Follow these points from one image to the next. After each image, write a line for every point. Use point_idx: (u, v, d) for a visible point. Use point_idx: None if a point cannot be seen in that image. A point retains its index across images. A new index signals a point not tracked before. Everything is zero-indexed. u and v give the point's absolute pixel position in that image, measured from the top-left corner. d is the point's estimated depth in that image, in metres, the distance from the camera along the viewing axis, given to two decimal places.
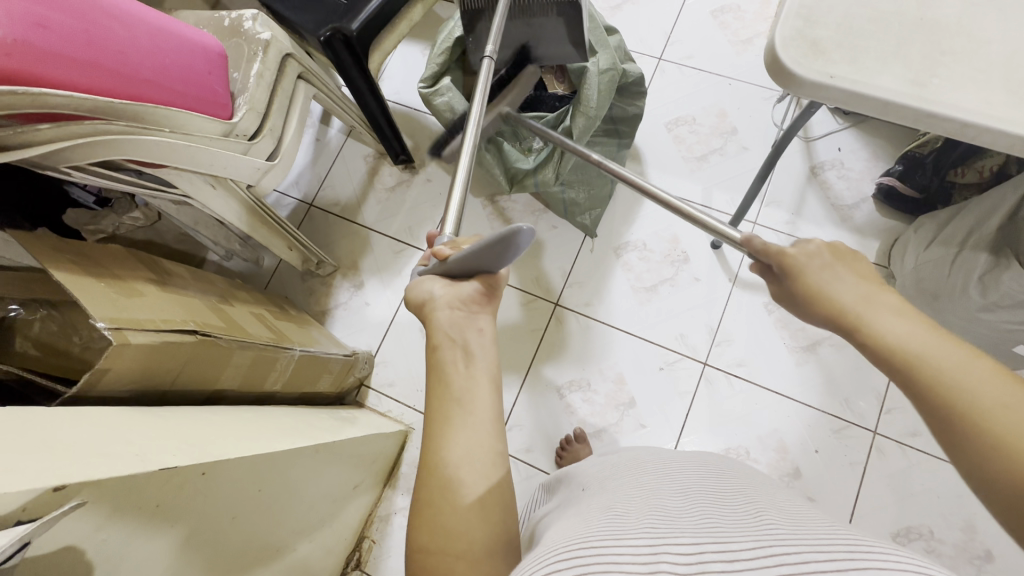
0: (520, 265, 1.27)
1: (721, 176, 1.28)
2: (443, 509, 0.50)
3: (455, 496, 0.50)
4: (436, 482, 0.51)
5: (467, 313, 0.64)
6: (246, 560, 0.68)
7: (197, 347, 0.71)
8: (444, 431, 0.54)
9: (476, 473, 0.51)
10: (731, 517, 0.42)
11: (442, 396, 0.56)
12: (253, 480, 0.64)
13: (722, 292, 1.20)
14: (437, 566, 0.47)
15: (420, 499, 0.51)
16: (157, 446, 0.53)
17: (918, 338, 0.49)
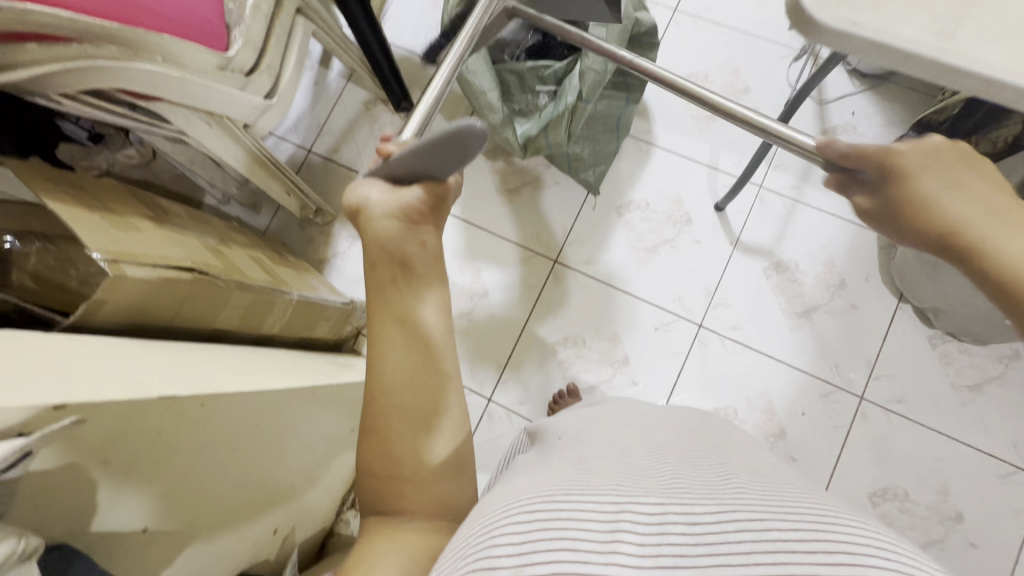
0: (521, 220, 1.26)
1: (729, 137, 1.25)
2: (390, 437, 0.51)
3: (402, 425, 0.51)
4: (382, 410, 0.52)
5: (408, 236, 0.57)
6: (245, 493, 0.70)
7: (195, 285, 0.71)
8: (393, 377, 0.52)
9: (421, 400, 0.52)
10: (710, 479, 0.43)
11: (388, 337, 0.54)
12: (251, 417, 0.65)
13: (722, 255, 1.20)
14: (387, 489, 0.50)
15: (368, 426, 0.52)
16: (157, 377, 0.53)
17: None
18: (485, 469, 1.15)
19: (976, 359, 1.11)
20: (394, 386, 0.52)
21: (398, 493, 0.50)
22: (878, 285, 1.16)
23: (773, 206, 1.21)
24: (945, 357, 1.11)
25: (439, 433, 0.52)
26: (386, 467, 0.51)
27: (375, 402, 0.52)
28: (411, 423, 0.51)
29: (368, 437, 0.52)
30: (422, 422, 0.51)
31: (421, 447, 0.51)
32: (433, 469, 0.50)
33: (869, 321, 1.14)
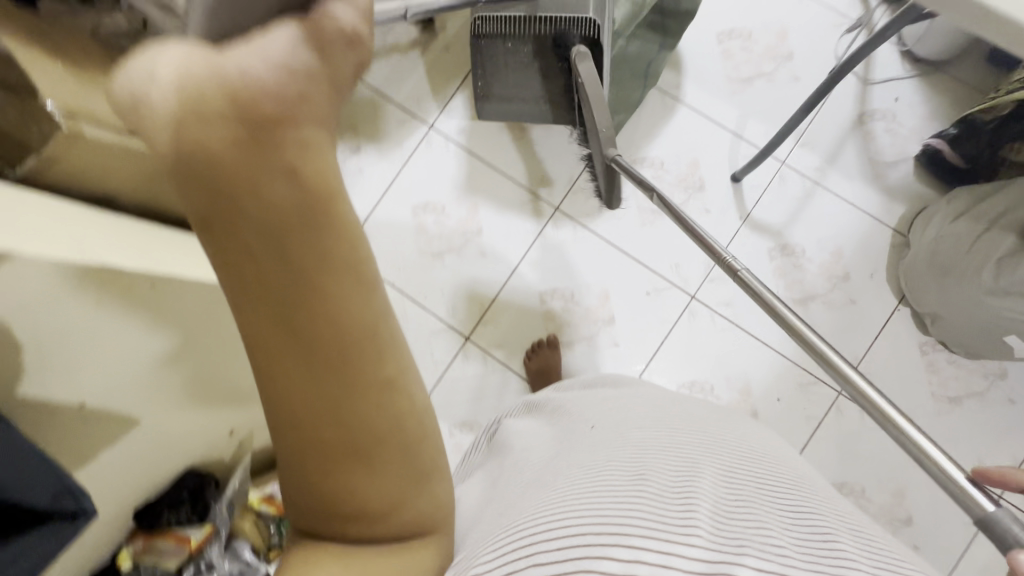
0: (529, 159, 1.19)
1: (762, 104, 1.17)
2: (323, 472, 0.31)
3: (337, 454, 0.31)
4: (294, 438, 0.30)
5: (264, 140, 0.24)
6: (200, 389, 0.68)
7: (164, 163, 0.64)
8: (300, 419, 0.30)
9: (358, 416, 0.30)
10: (733, 471, 0.45)
11: (269, 356, 0.27)
12: (212, 311, 0.61)
13: (729, 229, 1.15)
14: (339, 528, 0.34)
15: (282, 461, 0.32)
16: (109, 245, 0.49)
17: None
18: (453, 406, 1.14)
19: (963, 372, 1.09)
20: (303, 432, 0.30)
21: (361, 529, 0.34)
22: (882, 283, 1.12)
23: (792, 185, 1.15)
24: (932, 365, 1.10)
25: (387, 486, 0.34)
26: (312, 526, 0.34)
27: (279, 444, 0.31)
28: (342, 481, 0.32)
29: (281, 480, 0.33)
30: (359, 480, 0.32)
31: (376, 471, 0.32)
32: (401, 487, 0.34)
33: (865, 318, 1.11)
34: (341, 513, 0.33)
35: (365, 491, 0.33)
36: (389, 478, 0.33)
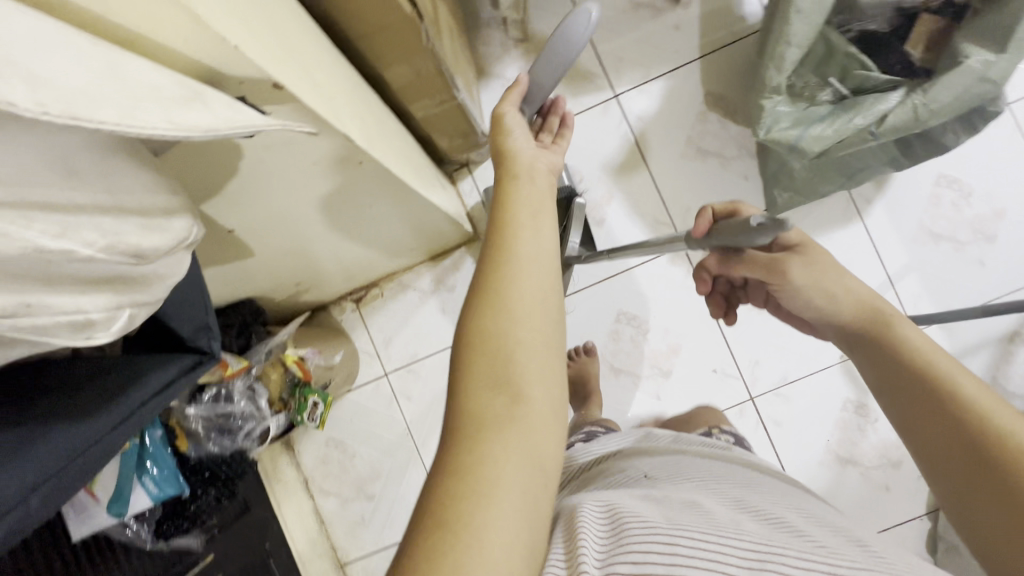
0: (685, 183, 1.11)
1: (934, 267, 1.07)
2: (501, 286, 0.43)
3: (515, 274, 0.44)
4: (500, 265, 0.45)
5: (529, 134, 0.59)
6: (302, 243, 0.65)
7: (402, 23, 0.59)
8: (501, 268, 0.45)
9: (539, 261, 0.46)
10: (766, 505, 0.47)
11: (503, 223, 0.48)
12: (370, 189, 0.57)
13: (823, 359, 1.10)
14: (493, 349, 0.41)
15: (474, 291, 0.44)
16: (334, 105, 0.43)
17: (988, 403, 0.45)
18: None
19: None
20: (498, 270, 0.45)
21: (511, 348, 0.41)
22: (924, 490, 1.07)
23: None
24: None
25: (535, 329, 0.42)
26: (483, 375, 0.40)
27: (475, 299, 0.44)
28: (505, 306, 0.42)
29: (454, 348, 0.43)
30: (512, 313, 0.42)
31: (524, 291, 0.43)
32: (535, 311, 0.43)
33: (888, 509, 1.08)
34: (497, 351, 0.41)
35: (519, 328, 0.42)
36: (531, 321, 0.42)
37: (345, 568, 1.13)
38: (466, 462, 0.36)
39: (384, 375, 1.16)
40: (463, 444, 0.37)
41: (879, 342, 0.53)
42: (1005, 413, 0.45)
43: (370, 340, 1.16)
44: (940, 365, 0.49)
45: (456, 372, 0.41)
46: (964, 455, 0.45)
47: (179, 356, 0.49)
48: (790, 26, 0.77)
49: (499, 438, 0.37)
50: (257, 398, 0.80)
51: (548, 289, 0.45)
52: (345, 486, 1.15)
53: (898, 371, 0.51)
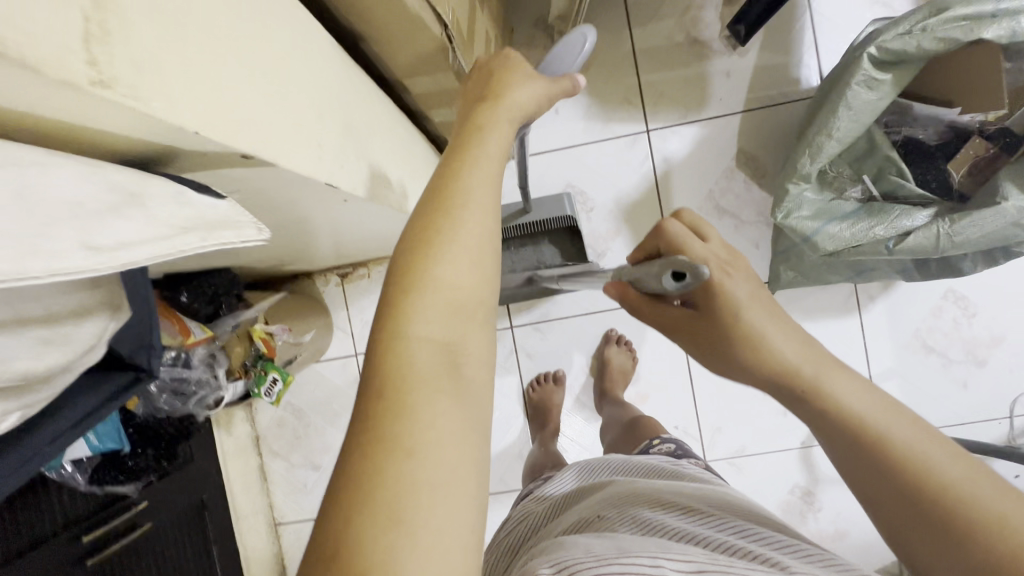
0: None
1: (915, 379, 1.06)
2: (431, 269, 0.34)
3: (447, 257, 0.34)
4: (434, 240, 0.35)
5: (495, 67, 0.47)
6: (283, 235, 0.64)
7: (430, 44, 0.56)
8: (431, 240, 0.35)
9: (472, 223, 0.36)
10: (702, 531, 0.46)
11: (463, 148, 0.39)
12: (359, 211, 0.56)
13: (782, 440, 1.09)
14: (414, 355, 0.32)
15: (400, 278, 0.34)
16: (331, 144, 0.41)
17: (866, 406, 0.39)
18: None
19: None
20: (449, 196, 0.36)
21: (434, 353, 0.32)
22: None
23: None
24: None
25: (466, 322, 0.33)
26: (428, 323, 0.32)
27: (415, 237, 0.35)
28: (435, 300, 0.33)
29: (384, 295, 0.34)
30: (457, 253, 0.34)
31: (453, 275, 0.34)
32: (464, 296, 0.34)
33: None
34: (428, 359, 0.32)
35: (449, 319, 0.33)
36: (481, 263, 0.35)
37: (279, 528, 1.20)
38: (404, 434, 0.28)
39: (353, 355, 1.16)
40: (401, 413, 0.29)
41: (807, 404, 0.41)
42: (945, 461, 0.37)
43: (347, 318, 1.16)
44: (869, 422, 0.38)
45: (387, 321, 0.33)
46: (911, 523, 0.37)
47: (113, 373, 0.44)
48: (837, 117, 0.72)
49: (443, 399, 0.30)
50: (214, 367, 0.79)
51: (502, 226, 0.37)
52: (294, 451, 1.19)
53: (826, 431, 0.40)
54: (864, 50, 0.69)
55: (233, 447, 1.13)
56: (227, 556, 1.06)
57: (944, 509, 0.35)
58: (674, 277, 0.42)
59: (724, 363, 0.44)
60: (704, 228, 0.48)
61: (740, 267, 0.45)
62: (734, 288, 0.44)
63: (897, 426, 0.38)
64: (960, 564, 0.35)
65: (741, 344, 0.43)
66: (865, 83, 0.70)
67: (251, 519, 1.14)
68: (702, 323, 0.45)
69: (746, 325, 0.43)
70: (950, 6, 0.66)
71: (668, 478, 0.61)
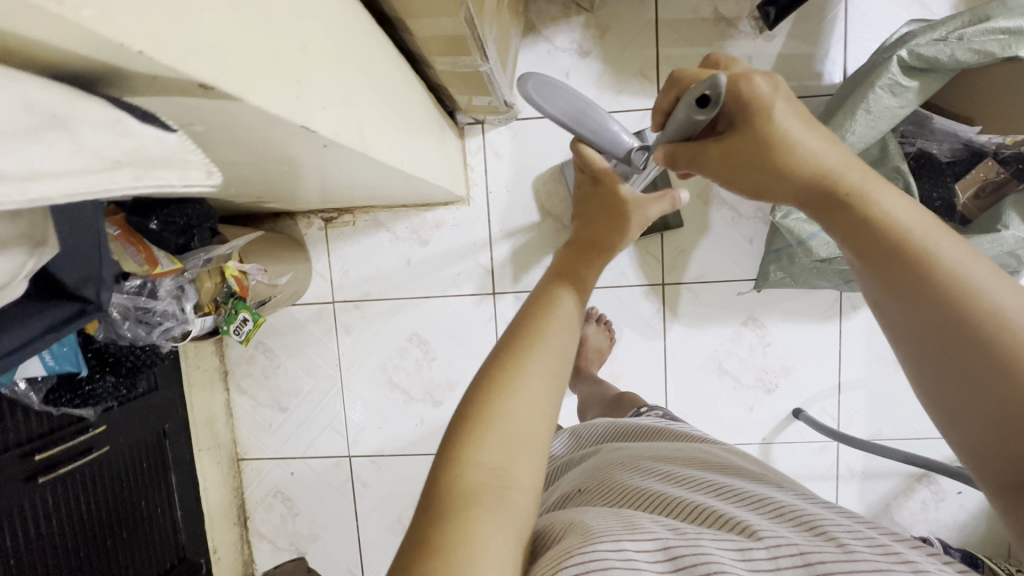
0: (688, 223, 1.06)
1: (883, 389, 1.07)
2: (502, 412, 0.39)
3: (515, 412, 0.39)
4: (506, 387, 0.40)
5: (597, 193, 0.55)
6: (262, 174, 0.60)
7: None
8: (500, 385, 0.40)
9: (543, 378, 0.41)
10: (682, 492, 0.46)
11: (546, 306, 0.45)
12: (344, 160, 0.53)
13: (744, 434, 1.11)
14: (478, 485, 0.36)
15: (466, 411, 0.39)
16: (315, 83, 0.37)
17: (904, 215, 0.36)
18: (427, 321, 1.13)
19: None
20: (522, 350, 0.42)
21: (495, 485, 0.37)
22: None
23: (819, 459, 1.11)
24: None
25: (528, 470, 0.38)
26: (486, 451, 0.37)
27: (484, 377, 0.41)
28: (505, 435, 0.38)
29: (452, 420, 0.40)
30: (521, 398, 0.40)
31: (518, 416, 0.39)
32: (525, 436, 0.39)
33: None
34: (486, 482, 0.36)
35: (504, 455, 0.38)
36: (538, 408, 0.40)
37: (241, 463, 1.21)
38: (446, 540, 0.33)
39: (331, 302, 1.14)
40: (452, 530, 0.34)
41: (848, 213, 0.37)
42: (987, 273, 0.35)
43: (327, 264, 1.13)
44: (916, 234, 0.36)
45: (450, 445, 0.38)
46: (940, 349, 0.36)
47: (54, 302, 0.40)
48: (852, 120, 0.69)
49: (489, 517, 0.35)
50: (183, 300, 0.78)
51: (562, 380, 0.42)
52: (262, 391, 1.18)
53: (862, 247, 0.37)
54: (896, 52, 0.66)
55: (199, 381, 1.11)
56: (185, 486, 1.07)
57: (980, 328, 0.34)
58: (698, 99, 0.39)
59: (757, 175, 0.40)
60: (730, 62, 0.43)
61: (771, 75, 0.40)
62: (760, 86, 0.39)
63: (949, 252, 0.36)
64: (986, 393, 0.35)
65: (774, 147, 0.38)
66: (885, 88, 0.67)
67: (213, 452, 1.14)
68: (729, 141, 0.40)
69: (780, 126, 0.38)
70: (991, 17, 0.63)
71: (655, 440, 0.60)
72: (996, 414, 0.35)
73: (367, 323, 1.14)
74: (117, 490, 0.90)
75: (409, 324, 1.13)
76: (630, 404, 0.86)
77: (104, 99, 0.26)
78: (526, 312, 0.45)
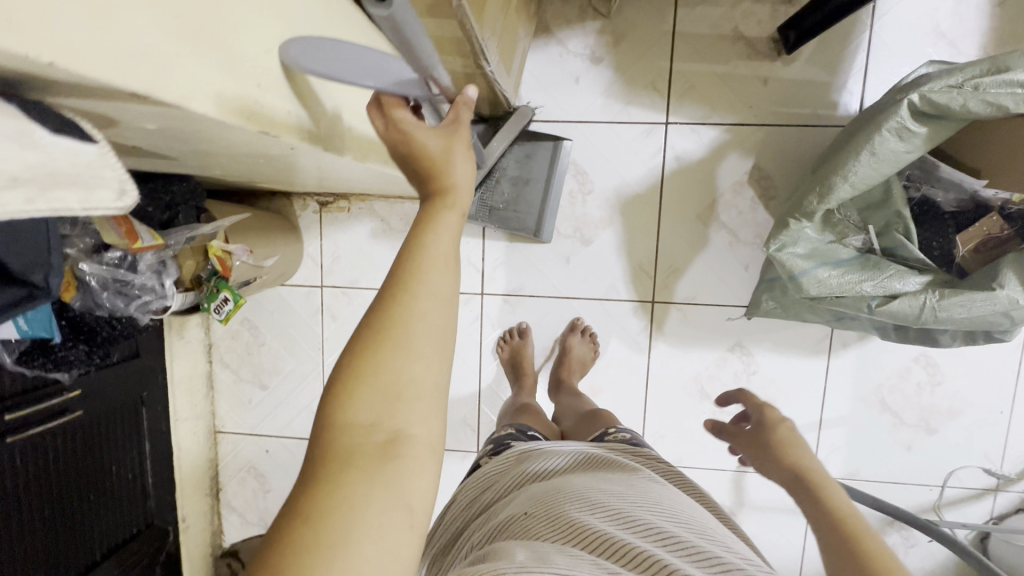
0: (683, 243, 1.05)
1: (863, 432, 1.06)
2: (386, 359, 0.37)
3: (398, 363, 0.37)
4: (393, 330, 0.38)
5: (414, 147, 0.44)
6: (243, 165, 0.60)
7: None
8: (386, 330, 0.38)
9: (431, 343, 0.39)
10: (617, 533, 0.46)
11: (412, 257, 0.40)
12: (323, 160, 0.52)
13: (719, 460, 1.10)
14: (352, 450, 0.36)
15: (349, 358, 0.38)
16: (282, 89, 0.36)
17: (832, 489, 0.55)
18: None
19: None
20: (399, 300, 0.39)
21: (365, 449, 0.36)
22: None
23: (790, 493, 1.10)
24: None
25: (421, 421, 0.38)
26: (360, 408, 0.37)
27: (372, 322, 0.39)
28: (394, 378, 0.37)
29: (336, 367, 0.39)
30: (404, 352, 0.38)
31: (397, 369, 0.37)
32: (402, 388, 0.37)
33: None
34: (366, 434, 0.36)
35: (378, 407, 0.37)
36: (429, 361, 0.39)
37: (217, 435, 1.22)
38: (319, 506, 0.34)
39: (319, 286, 1.14)
40: (323, 487, 0.35)
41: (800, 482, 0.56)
42: (840, 503, 0.53)
43: (319, 248, 1.13)
44: (828, 488, 0.55)
45: (331, 396, 0.37)
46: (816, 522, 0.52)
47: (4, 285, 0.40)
48: (861, 161, 0.67)
49: (363, 478, 0.35)
50: (163, 276, 0.78)
51: (450, 325, 0.40)
52: (244, 367, 1.19)
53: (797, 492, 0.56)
54: (908, 95, 0.64)
55: (182, 351, 1.12)
56: (158, 454, 1.08)
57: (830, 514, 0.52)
58: None
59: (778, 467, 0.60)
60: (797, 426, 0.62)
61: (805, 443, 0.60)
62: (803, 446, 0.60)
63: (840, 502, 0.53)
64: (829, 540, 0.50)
65: (798, 455, 0.59)
66: (898, 133, 0.65)
67: (190, 422, 1.16)
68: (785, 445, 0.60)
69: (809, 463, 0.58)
70: (1011, 67, 0.60)
71: (614, 469, 0.60)
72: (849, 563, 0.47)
73: (354, 310, 1.14)
74: (89, 454, 0.90)
75: None
76: (603, 419, 0.85)
77: (35, 97, 0.25)
78: (397, 266, 0.40)
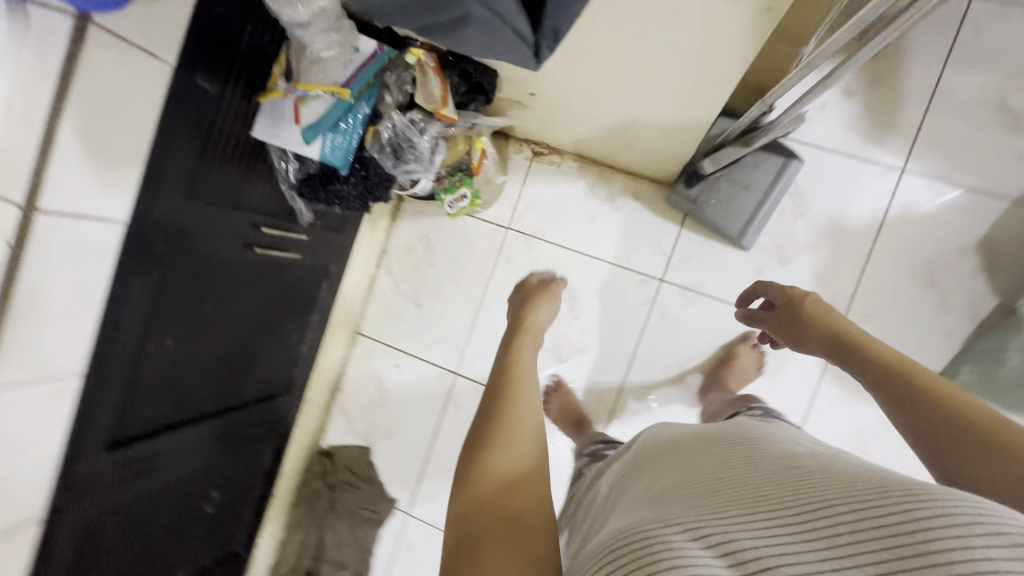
0: (886, 292, 1.02)
1: None
2: (500, 455, 0.52)
3: (511, 454, 0.52)
4: (496, 439, 0.54)
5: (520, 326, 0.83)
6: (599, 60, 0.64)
7: None
8: (498, 435, 0.54)
9: (532, 442, 0.55)
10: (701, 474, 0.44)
11: (502, 391, 0.62)
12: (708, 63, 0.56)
13: None
14: (487, 521, 0.46)
15: (469, 460, 0.52)
16: None
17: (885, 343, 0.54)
18: (587, 281, 1.14)
19: None
20: (506, 420, 0.57)
21: (503, 520, 0.46)
22: None
23: None
24: None
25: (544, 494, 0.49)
26: (482, 486, 0.49)
27: (483, 434, 0.55)
28: (507, 465, 0.51)
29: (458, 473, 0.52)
30: (512, 448, 0.53)
31: (491, 457, 0.52)
32: (524, 476, 0.50)
33: None
34: (497, 504, 0.47)
35: (504, 488, 0.49)
36: (524, 445, 0.54)
37: (357, 337, 1.25)
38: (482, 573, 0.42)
39: (505, 227, 1.18)
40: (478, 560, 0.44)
41: (824, 340, 0.59)
42: (891, 350, 0.53)
43: (518, 192, 1.17)
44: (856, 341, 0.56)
45: (462, 487, 0.50)
46: (880, 385, 0.51)
47: None
48: None
49: (508, 542, 0.44)
50: (436, 151, 0.84)
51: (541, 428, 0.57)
52: (406, 281, 1.23)
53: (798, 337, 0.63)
54: None
55: (365, 246, 1.18)
56: (316, 330, 1.12)
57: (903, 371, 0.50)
58: None
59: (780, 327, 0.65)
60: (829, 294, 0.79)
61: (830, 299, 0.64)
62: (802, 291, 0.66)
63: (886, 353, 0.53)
64: (919, 391, 0.48)
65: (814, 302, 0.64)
66: None
67: (344, 314, 1.20)
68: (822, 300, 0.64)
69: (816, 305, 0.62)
70: None
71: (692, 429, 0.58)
72: (933, 416, 0.46)
73: (530, 259, 1.17)
74: (281, 298, 0.96)
75: (569, 276, 1.15)
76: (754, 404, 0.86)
77: None
78: (487, 405, 0.60)
